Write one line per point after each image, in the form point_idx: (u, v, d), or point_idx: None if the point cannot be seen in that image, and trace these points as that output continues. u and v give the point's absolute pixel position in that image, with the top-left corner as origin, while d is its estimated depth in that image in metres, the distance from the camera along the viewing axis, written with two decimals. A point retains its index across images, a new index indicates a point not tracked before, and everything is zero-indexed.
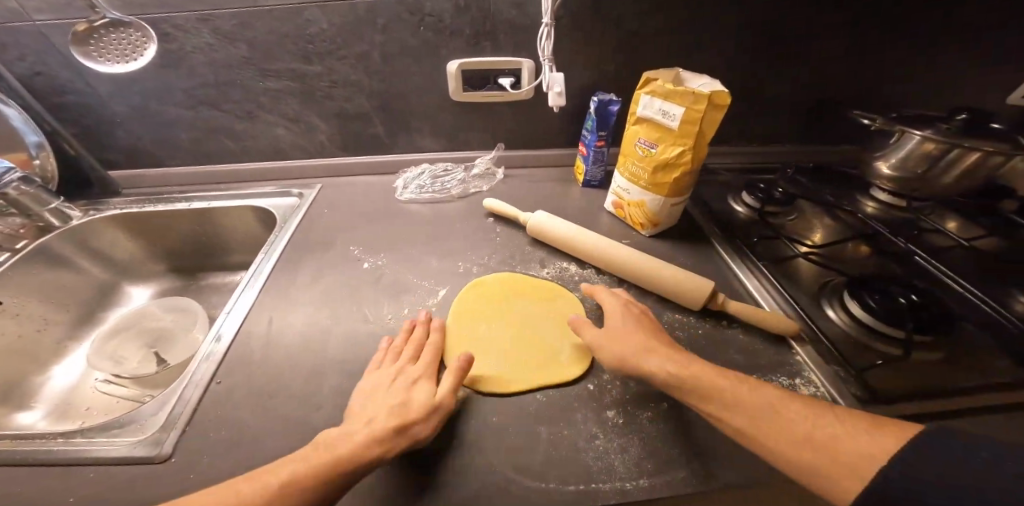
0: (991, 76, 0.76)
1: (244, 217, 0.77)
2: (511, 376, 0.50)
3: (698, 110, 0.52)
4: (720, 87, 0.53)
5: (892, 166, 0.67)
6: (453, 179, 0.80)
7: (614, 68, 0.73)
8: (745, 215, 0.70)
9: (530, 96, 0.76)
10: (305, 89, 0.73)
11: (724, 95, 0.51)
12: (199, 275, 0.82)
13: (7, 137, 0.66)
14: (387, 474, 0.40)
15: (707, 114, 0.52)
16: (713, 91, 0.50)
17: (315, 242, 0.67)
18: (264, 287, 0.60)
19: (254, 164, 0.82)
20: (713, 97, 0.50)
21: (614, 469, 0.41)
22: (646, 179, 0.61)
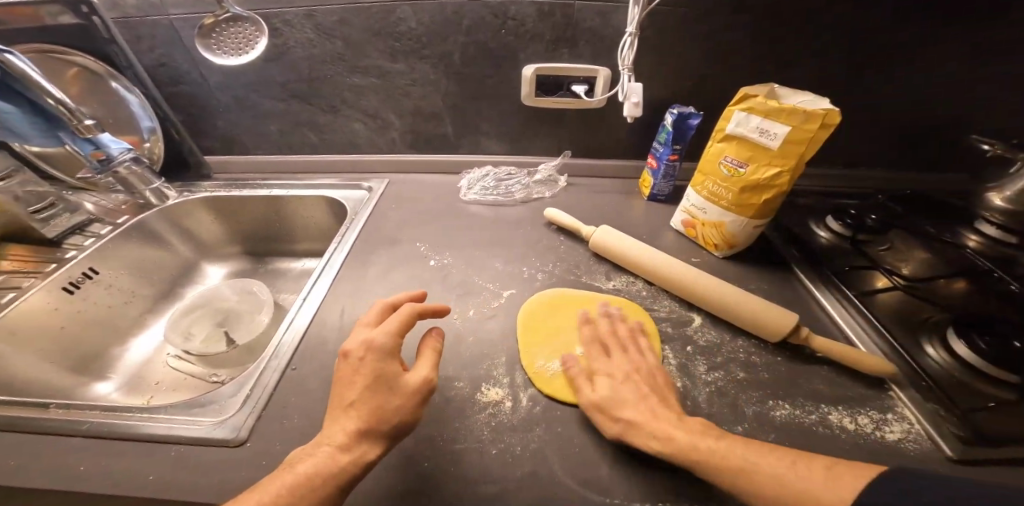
0: None
1: (317, 206, 0.81)
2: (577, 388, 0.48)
3: (807, 129, 0.49)
4: (829, 106, 0.50)
5: (1007, 198, 0.60)
6: (516, 182, 0.80)
7: (695, 80, 0.71)
8: (829, 241, 0.65)
9: (602, 105, 0.75)
10: (387, 86, 0.76)
11: (836, 115, 0.47)
12: (268, 259, 0.86)
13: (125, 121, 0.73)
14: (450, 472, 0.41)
15: (817, 135, 0.49)
16: (827, 111, 0.47)
17: (384, 237, 0.69)
18: (337, 277, 0.62)
19: (329, 156, 0.86)
20: (826, 117, 0.47)
21: (681, 490, 0.39)
22: (729, 199, 0.58)
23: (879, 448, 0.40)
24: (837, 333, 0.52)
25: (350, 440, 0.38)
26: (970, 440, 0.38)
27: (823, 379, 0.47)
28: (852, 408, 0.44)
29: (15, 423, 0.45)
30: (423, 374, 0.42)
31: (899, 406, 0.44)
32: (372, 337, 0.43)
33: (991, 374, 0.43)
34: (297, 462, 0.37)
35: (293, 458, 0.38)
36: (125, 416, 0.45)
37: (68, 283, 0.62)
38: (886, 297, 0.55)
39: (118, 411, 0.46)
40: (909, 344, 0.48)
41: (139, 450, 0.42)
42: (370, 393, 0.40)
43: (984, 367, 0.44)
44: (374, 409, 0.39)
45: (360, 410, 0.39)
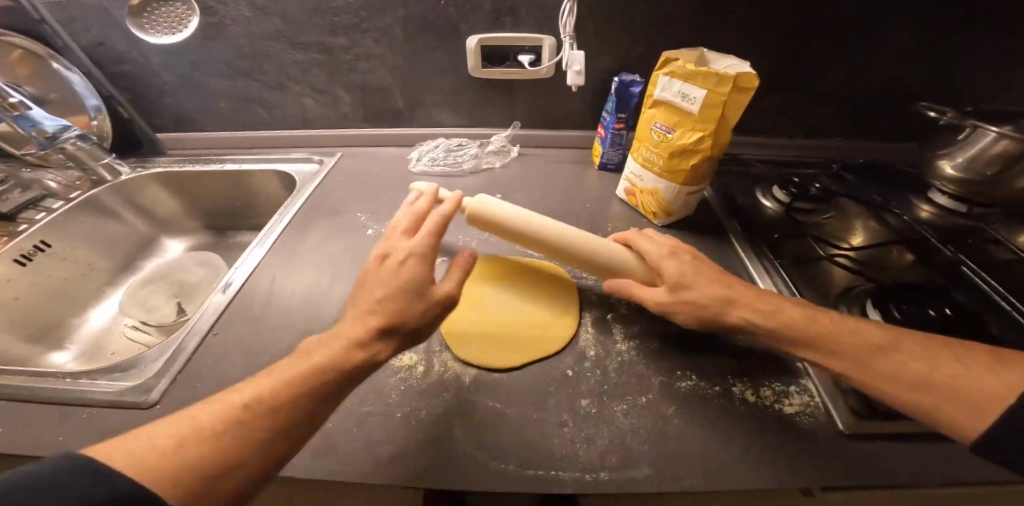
0: None
1: (270, 180, 0.81)
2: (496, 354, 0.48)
3: (721, 93, 0.47)
4: (746, 69, 0.48)
5: (956, 167, 0.57)
6: (467, 153, 0.79)
7: (643, 48, 0.69)
8: (773, 211, 0.63)
9: (550, 75, 0.73)
10: (331, 62, 0.75)
11: (751, 77, 0.47)
12: (228, 233, 0.88)
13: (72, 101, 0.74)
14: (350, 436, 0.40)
15: (731, 98, 0.47)
16: (737, 74, 0.46)
17: (327, 208, 0.69)
18: (274, 245, 0.63)
19: (283, 131, 0.85)
20: (741, 78, 0.46)
21: (576, 458, 0.39)
22: (660, 165, 0.57)
23: (776, 419, 0.42)
24: None
25: (375, 334, 0.37)
26: (862, 414, 0.40)
27: (735, 352, 0.48)
28: (758, 381, 0.45)
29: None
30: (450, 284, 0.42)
31: (803, 379, 0.45)
32: (395, 241, 0.44)
33: None
34: (309, 353, 0.36)
35: (301, 349, 0.37)
36: (44, 380, 0.45)
37: (20, 256, 0.63)
38: (819, 268, 0.53)
39: (42, 375, 0.46)
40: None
41: (48, 414, 0.42)
42: (394, 281, 0.39)
43: None
44: (389, 304, 0.38)
45: (378, 304, 0.38)
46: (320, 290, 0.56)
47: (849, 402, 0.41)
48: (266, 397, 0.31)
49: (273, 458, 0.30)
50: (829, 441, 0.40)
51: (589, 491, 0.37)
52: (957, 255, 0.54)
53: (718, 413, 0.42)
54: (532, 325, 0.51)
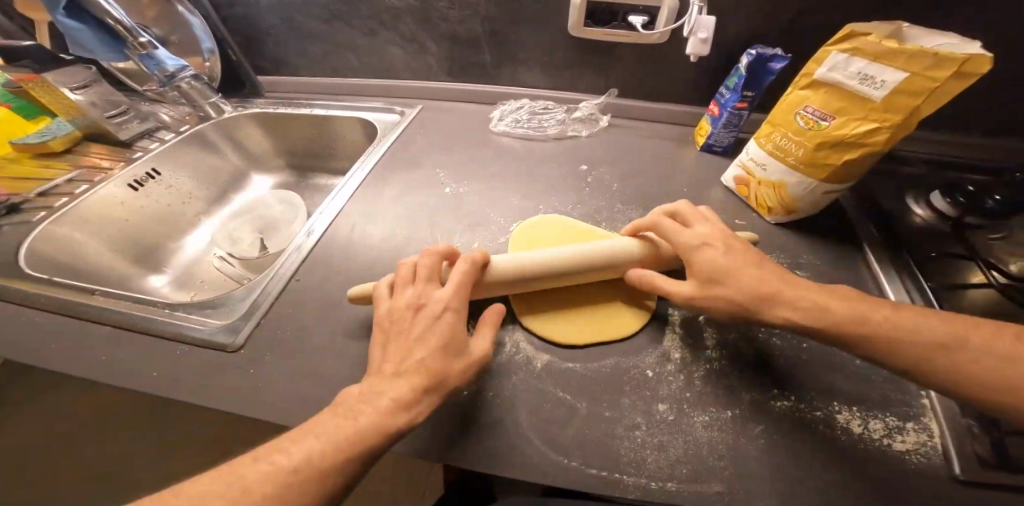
0: None
1: (353, 128, 0.82)
2: (561, 329, 0.45)
3: (932, 78, 0.37)
4: (978, 49, 0.37)
5: None
6: (552, 117, 0.73)
7: (787, 8, 0.57)
8: (923, 220, 0.51)
9: (664, 39, 0.64)
10: (424, 9, 0.71)
11: (985, 61, 0.35)
12: (307, 176, 0.90)
13: (187, 43, 0.77)
14: None
15: (944, 85, 0.37)
16: (969, 55, 0.35)
17: (406, 162, 0.68)
18: (355, 194, 0.63)
19: (370, 80, 0.85)
20: (966, 63, 0.35)
21: (644, 464, 0.35)
22: (796, 155, 0.48)
23: (880, 455, 0.35)
24: None
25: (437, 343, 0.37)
26: (990, 462, 0.33)
27: (850, 375, 0.40)
28: (869, 412, 0.37)
29: (59, 306, 0.48)
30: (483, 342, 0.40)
31: (926, 417, 0.37)
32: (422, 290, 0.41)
33: None
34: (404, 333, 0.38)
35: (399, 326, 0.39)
36: (147, 308, 0.47)
37: (132, 181, 0.69)
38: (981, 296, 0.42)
39: (146, 304, 0.48)
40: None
41: (146, 344, 0.44)
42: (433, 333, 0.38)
43: None
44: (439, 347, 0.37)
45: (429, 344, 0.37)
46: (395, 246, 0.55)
47: (976, 448, 0.34)
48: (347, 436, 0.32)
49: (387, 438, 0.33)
50: (941, 488, 0.33)
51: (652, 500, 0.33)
52: None
53: (808, 439, 0.36)
54: (603, 309, 0.47)
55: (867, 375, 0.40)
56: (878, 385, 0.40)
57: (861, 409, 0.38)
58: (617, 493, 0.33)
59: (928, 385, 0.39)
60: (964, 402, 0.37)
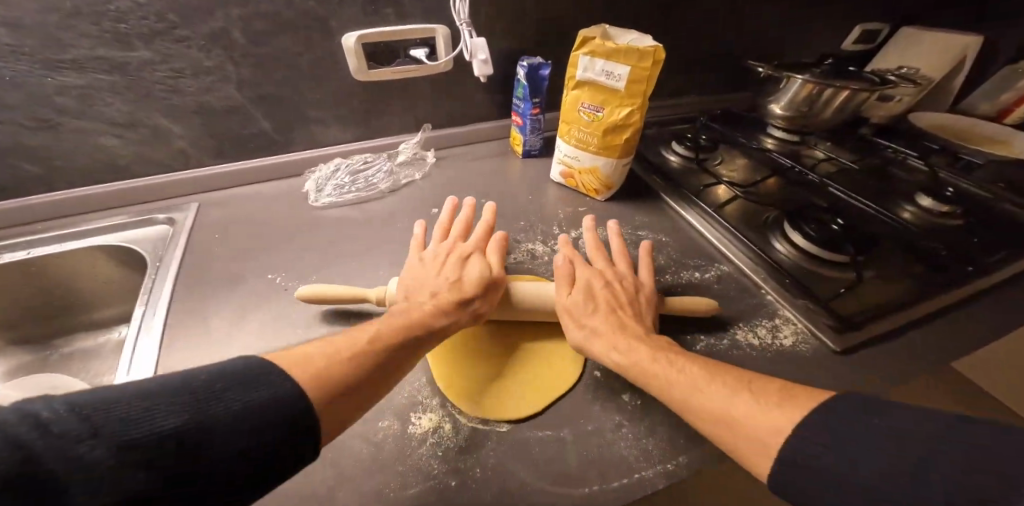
0: (828, 21, 0.91)
1: (90, 262, 0.56)
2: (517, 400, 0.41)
3: (644, 67, 0.51)
4: (653, 42, 0.53)
5: (783, 107, 0.75)
6: (377, 170, 0.69)
7: (533, 32, 0.69)
8: (680, 165, 0.72)
9: (449, 69, 0.68)
10: (134, 84, 0.54)
11: (663, 49, 0.51)
12: (56, 342, 0.60)
13: None
14: None
15: (652, 70, 0.51)
16: (655, 47, 0.50)
17: (217, 279, 0.52)
18: (165, 341, 0.44)
19: (87, 188, 0.59)
20: (656, 54, 0.50)
21: (650, 453, 0.38)
22: (596, 143, 0.59)
23: (783, 357, 0.44)
24: (712, 250, 0.58)
25: (452, 307, 0.42)
26: (843, 329, 0.45)
27: (717, 297, 0.51)
28: (750, 324, 0.47)
29: None
30: (498, 263, 0.48)
31: (782, 309, 0.49)
32: (454, 244, 0.50)
33: (823, 255, 0.54)
34: (405, 309, 0.41)
35: (398, 306, 0.42)
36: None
37: None
38: (737, 208, 0.63)
39: None
40: (765, 245, 0.57)
41: None
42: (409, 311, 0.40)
43: (818, 251, 0.53)
44: (456, 286, 0.44)
45: (439, 294, 0.43)
46: None
47: (827, 320, 0.46)
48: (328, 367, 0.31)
49: (369, 381, 0.33)
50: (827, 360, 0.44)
51: (675, 478, 0.37)
52: (816, 176, 0.69)
53: None
54: (537, 364, 0.45)
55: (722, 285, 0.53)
56: (737, 296, 0.51)
57: (744, 324, 0.48)
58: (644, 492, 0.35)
59: (761, 283, 0.52)
60: (784, 282, 0.51)
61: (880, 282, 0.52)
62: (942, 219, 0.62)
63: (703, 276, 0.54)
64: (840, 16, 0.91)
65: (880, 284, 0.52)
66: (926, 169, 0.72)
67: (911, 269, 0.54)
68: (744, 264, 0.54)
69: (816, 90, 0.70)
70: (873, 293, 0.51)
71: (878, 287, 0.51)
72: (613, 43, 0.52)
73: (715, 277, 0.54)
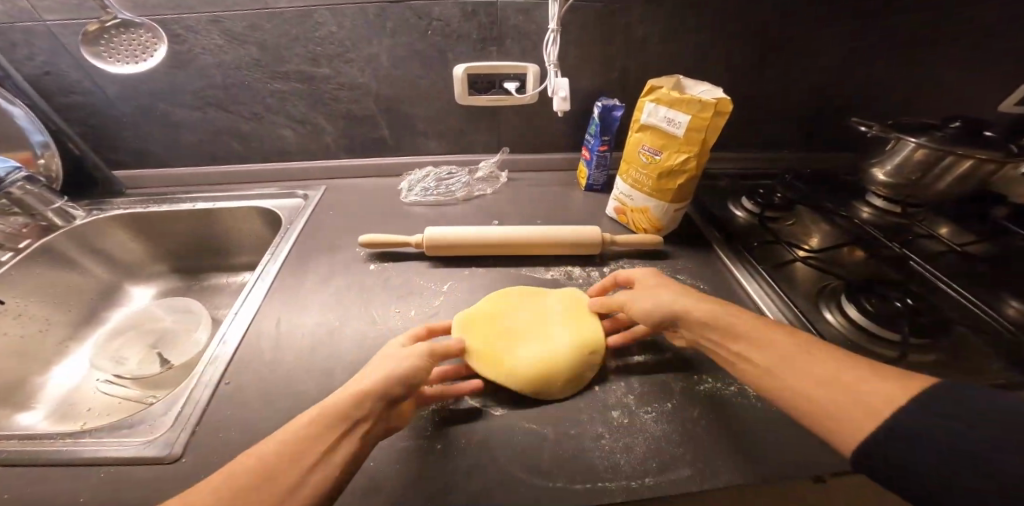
0: (978, 82, 0.79)
1: (247, 218, 0.77)
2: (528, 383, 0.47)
3: (705, 117, 0.53)
4: (722, 95, 0.55)
5: (887, 173, 0.68)
6: (458, 181, 0.81)
7: (618, 74, 0.75)
8: (744, 220, 0.71)
9: (535, 101, 0.77)
10: (313, 91, 0.74)
11: (728, 103, 0.52)
12: (202, 275, 0.82)
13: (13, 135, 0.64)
14: (396, 470, 0.40)
15: (712, 121, 0.53)
16: (719, 100, 0.52)
17: (322, 246, 0.67)
18: (272, 287, 0.60)
19: (256, 166, 0.81)
20: (718, 105, 0.52)
21: (619, 467, 0.40)
22: (650, 185, 0.62)
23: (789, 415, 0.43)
24: (752, 308, 0.56)
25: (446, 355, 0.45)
26: None
27: None
28: None
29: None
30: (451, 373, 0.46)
31: None
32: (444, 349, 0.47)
33: (878, 334, 0.49)
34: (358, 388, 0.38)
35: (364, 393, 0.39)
36: (43, 443, 0.41)
37: None
38: (793, 269, 0.61)
39: (39, 439, 0.42)
40: (812, 312, 0.53)
41: (59, 475, 0.39)
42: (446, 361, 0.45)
43: (873, 328, 0.49)
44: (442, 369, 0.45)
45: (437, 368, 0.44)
46: (330, 330, 0.54)
47: None
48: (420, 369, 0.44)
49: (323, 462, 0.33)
50: None
51: (636, 497, 0.38)
52: (902, 250, 0.64)
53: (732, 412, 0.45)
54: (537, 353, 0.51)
55: None
56: None
57: None
58: (603, 499, 0.38)
59: None
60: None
61: (943, 369, 0.47)
62: None
63: None
64: (997, 76, 0.79)
65: (942, 373, 0.47)
66: None
67: (992, 367, 0.47)
68: None
69: (931, 157, 0.62)
70: None
71: (937, 375, 0.46)
72: (679, 93, 0.56)
73: None
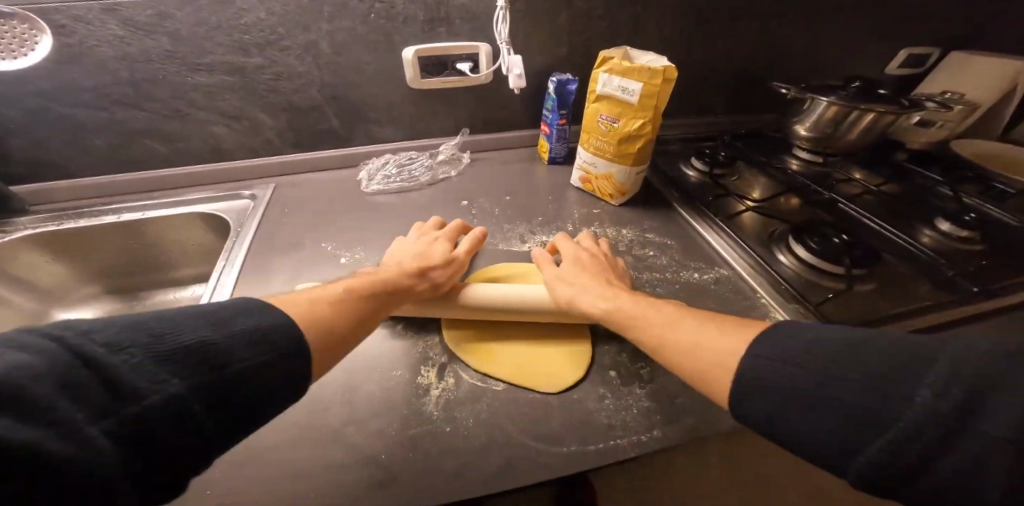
0: (869, 46, 0.92)
1: (192, 226, 0.70)
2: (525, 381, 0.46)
3: (655, 84, 0.56)
4: (667, 62, 0.58)
5: (807, 129, 0.77)
6: (420, 166, 0.79)
7: (566, 50, 0.77)
8: (697, 180, 0.77)
9: (489, 80, 0.77)
10: (245, 84, 0.68)
11: (674, 69, 0.56)
12: (142, 294, 0.73)
13: None
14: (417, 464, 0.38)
15: (662, 88, 0.57)
16: (665, 67, 0.56)
17: (283, 245, 0.63)
18: (235, 292, 0.55)
19: (190, 167, 0.73)
20: (666, 72, 0.56)
21: (628, 422, 0.42)
22: (611, 151, 0.65)
23: None
24: (717, 257, 0.61)
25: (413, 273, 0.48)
26: None
27: (713, 296, 0.55)
28: (739, 319, 0.52)
29: None
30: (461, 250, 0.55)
31: (773, 311, 0.53)
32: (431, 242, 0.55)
33: (824, 269, 0.56)
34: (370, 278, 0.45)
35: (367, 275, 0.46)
36: None
37: None
38: (743, 219, 0.67)
39: None
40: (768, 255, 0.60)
41: None
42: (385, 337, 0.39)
43: (819, 264, 0.56)
44: (423, 258, 0.51)
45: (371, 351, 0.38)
46: None
47: (813, 322, 0.49)
48: (312, 310, 0.37)
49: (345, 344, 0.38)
50: None
51: (647, 446, 0.41)
52: (830, 194, 0.72)
53: None
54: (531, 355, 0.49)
55: (716, 292, 0.56)
56: (734, 300, 0.55)
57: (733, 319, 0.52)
58: (617, 453, 0.40)
59: (758, 290, 0.55)
60: (781, 291, 0.54)
61: (876, 295, 0.55)
62: (959, 244, 0.64)
63: (702, 276, 0.58)
64: (883, 40, 0.91)
65: (877, 297, 0.54)
66: (953, 197, 0.73)
67: (917, 289, 0.56)
68: (743, 270, 0.58)
69: (842, 113, 0.71)
70: (862, 304, 0.53)
71: (874, 300, 0.54)
72: (629, 63, 0.59)
73: (713, 279, 0.58)
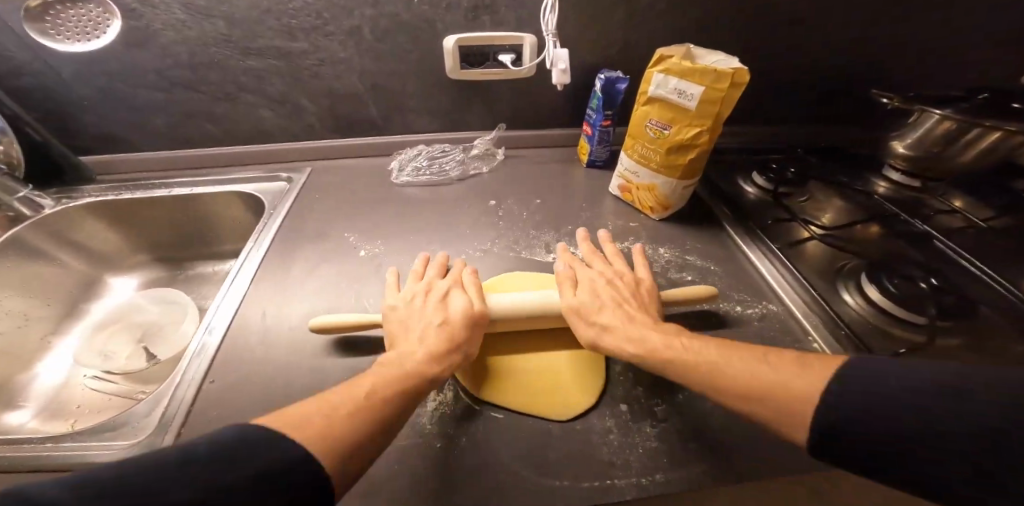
0: (1002, 48, 0.75)
1: (231, 205, 0.73)
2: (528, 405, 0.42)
3: (720, 89, 0.49)
4: (737, 64, 0.50)
5: (908, 146, 0.65)
6: (452, 160, 0.77)
7: (621, 43, 0.70)
8: (755, 196, 0.67)
9: (532, 73, 0.72)
10: (291, 68, 0.69)
11: (746, 72, 0.48)
12: (186, 264, 0.78)
13: None
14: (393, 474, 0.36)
15: (728, 93, 0.49)
16: (736, 70, 0.48)
17: (308, 232, 0.64)
18: (256, 277, 0.56)
19: (235, 148, 0.76)
20: (735, 76, 0.48)
21: (631, 465, 0.37)
22: (657, 160, 0.58)
23: None
24: (766, 288, 0.53)
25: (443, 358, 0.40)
26: None
27: (756, 335, 0.48)
28: None
29: None
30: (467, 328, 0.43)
31: None
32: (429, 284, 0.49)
33: (902, 317, 0.47)
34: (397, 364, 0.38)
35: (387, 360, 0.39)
36: (21, 450, 0.37)
37: None
38: (806, 247, 0.58)
39: (20, 441, 0.39)
40: (830, 292, 0.51)
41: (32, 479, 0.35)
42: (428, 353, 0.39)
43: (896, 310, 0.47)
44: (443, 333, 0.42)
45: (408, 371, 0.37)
46: None
47: None
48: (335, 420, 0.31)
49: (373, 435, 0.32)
50: None
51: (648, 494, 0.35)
52: (924, 228, 0.61)
53: None
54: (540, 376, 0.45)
55: (759, 328, 0.49)
56: (782, 340, 0.47)
57: None
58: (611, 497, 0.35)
59: (811, 332, 0.47)
60: (841, 337, 0.45)
61: (966, 353, 0.44)
62: None
63: (745, 309, 0.51)
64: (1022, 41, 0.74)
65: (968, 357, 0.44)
66: None
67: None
68: (797, 308, 0.50)
69: (956, 129, 0.59)
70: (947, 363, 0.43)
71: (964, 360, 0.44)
72: (691, 62, 0.51)
73: (760, 314, 0.50)
